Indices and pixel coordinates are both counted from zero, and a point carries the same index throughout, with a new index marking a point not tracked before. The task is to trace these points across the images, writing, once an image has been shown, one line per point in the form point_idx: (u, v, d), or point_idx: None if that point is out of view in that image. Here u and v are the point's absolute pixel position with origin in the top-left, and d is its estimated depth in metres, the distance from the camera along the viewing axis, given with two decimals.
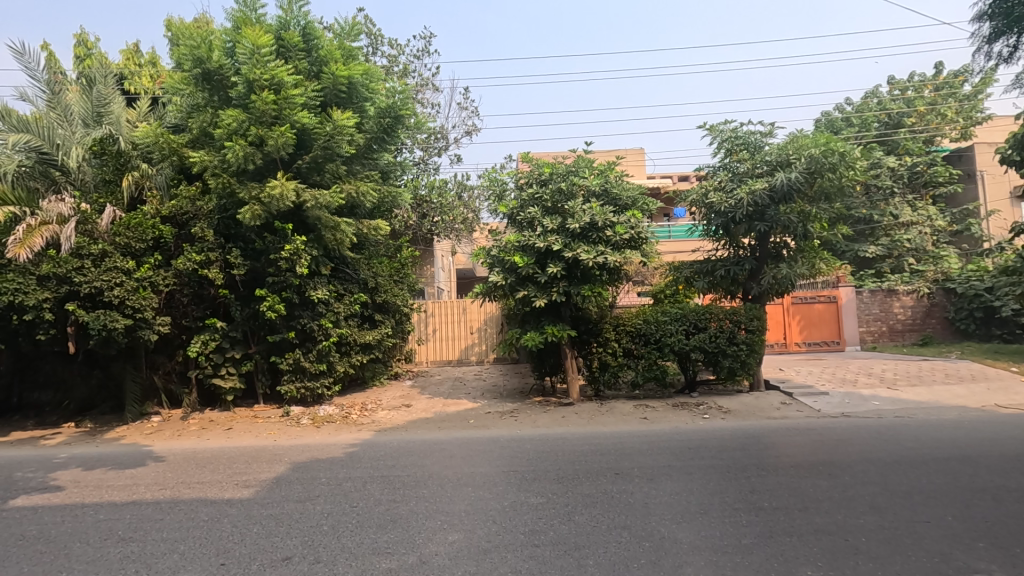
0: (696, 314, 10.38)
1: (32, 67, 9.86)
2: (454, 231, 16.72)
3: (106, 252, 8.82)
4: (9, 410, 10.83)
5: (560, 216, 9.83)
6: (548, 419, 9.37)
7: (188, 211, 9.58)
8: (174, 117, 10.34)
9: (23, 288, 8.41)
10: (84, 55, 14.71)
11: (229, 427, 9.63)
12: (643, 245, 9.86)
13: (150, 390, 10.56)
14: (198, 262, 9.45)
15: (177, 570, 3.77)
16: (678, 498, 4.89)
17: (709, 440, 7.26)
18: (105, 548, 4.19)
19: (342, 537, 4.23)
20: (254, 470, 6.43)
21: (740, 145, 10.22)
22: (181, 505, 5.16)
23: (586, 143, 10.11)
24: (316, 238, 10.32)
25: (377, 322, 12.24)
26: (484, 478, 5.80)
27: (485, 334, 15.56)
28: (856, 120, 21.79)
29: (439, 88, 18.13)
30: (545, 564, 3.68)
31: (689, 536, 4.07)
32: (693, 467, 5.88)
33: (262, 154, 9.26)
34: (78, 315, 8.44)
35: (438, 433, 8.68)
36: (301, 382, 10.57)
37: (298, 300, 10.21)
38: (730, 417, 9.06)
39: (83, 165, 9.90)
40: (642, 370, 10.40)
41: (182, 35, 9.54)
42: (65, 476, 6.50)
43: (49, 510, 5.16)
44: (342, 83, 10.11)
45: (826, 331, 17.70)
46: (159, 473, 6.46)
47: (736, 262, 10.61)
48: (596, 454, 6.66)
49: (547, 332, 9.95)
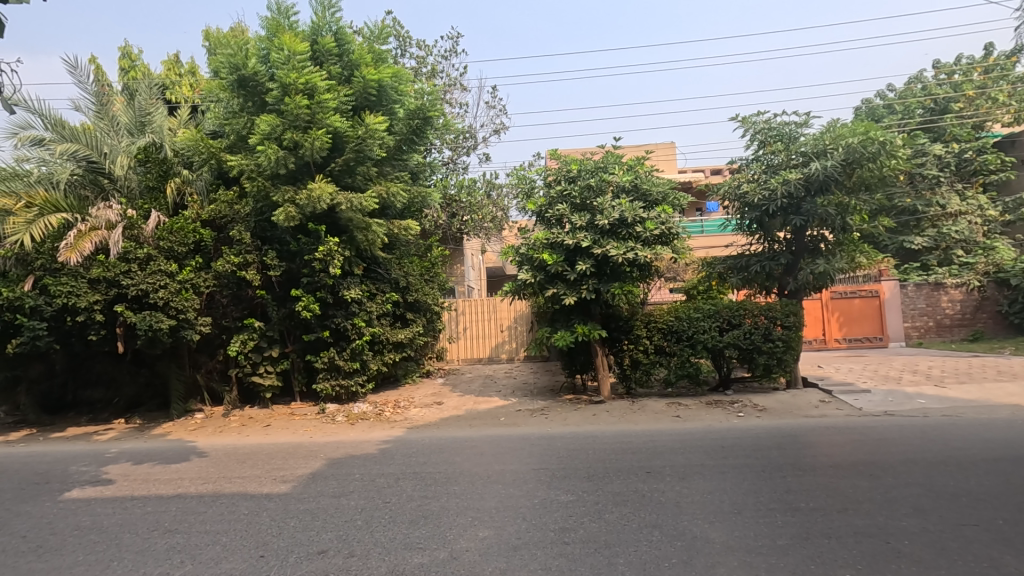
0: (730, 310, 10.17)
1: (83, 81, 10.34)
2: (483, 230, 16.78)
3: (151, 256, 9.19)
4: (64, 407, 11.45)
5: (589, 212, 9.77)
6: (579, 417, 9.35)
7: (226, 214, 9.98)
8: (213, 123, 10.72)
9: (75, 291, 8.84)
10: (129, 68, 15.36)
11: (267, 424, 9.93)
12: (673, 241, 9.75)
13: (193, 388, 10.98)
14: (236, 264, 9.79)
15: (219, 561, 3.92)
16: (711, 498, 4.81)
17: (743, 439, 7.11)
18: (153, 539, 4.38)
19: (375, 532, 4.32)
20: (291, 466, 6.62)
21: (774, 137, 9.94)
22: (222, 500, 5.35)
23: (615, 139, 9.97)
24: (348, 239, 10.54)
25: (408, 320, 12.38)
26: (515, 475, 5.82)
27: (516, 332, 15.58)
28: (898, 106, 21.09)
29: (467, 88, 18.23)
30: (574, 561, 3.68)
31: (721, 536, 4.01)
32: (727, 466, 5.78)
33: (296, 158, 9.51)
34: (126, 316, 8.84)
35: (469, 431, 8.76)
36: (336, 380, 10.83)
37: (332, 299, 10.47)
38: (766, 415, 8.85)
39: (129, 173, 10.32)
40: (675, 367, 10.29)
41: (219, 44, 9.86)
42: (117, 470, 6.84)
43: (102, 502, 5.42)
44: (373, 86, 10.28)
45: (868, 327, 17.14)
46: (202, 468, 6.73)
47: (771, 257, 10.35)
48: (627, 452, 6.61)
49: (577, 331, 9.95)
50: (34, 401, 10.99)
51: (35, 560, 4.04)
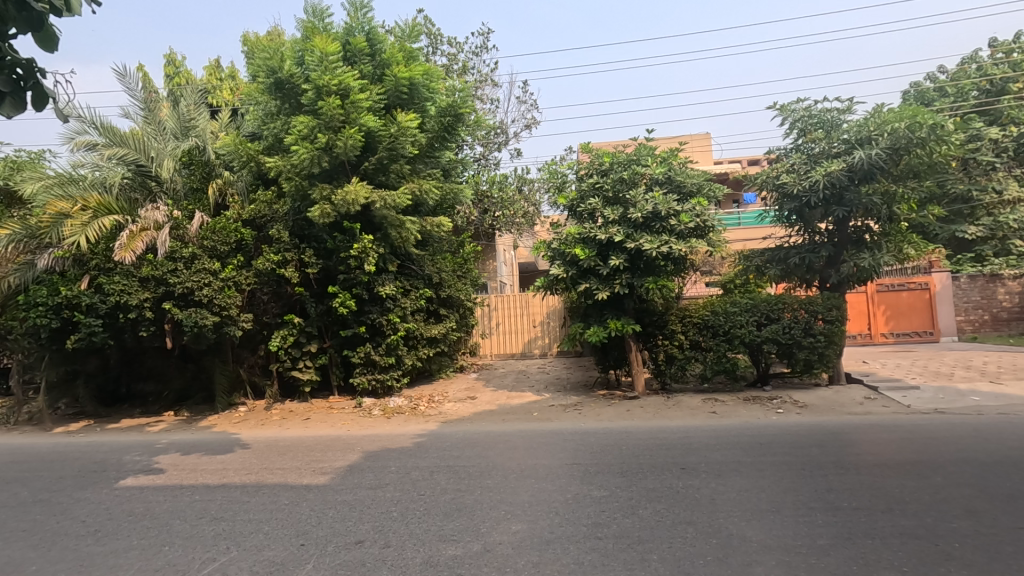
0: (769, 304, 9.89)
1: (132, 88, 10.78)
2: (515, 225, 16.80)
3: (195, 255, 9.57)
4: (119, 399, 12.08)
5: (622, 206, 9.66)
6: (613, 413, 9.29)
7: (266, 214, 10.34)
8: (251, 125, 11.04)
9: (126, 289, 9.27)
10: (173, 74, 15.97)
11: (307, 417, 10.22)
12: (709, 234, 9.60)
13: (237, 382, 11.37)
14: (276, 262, 10.12)
15: (262, 548, 4.07)
16: (748, 496, 4.71)
17: (783, 436, 6.92)
18: (200, 526, 4.57)
19: (410, 523, 4.41)
20: (329, 459, 6.79)
21: (815, 125, 9.63)
22: (265, 490, 5.54)
23: (647, 130, 9.81)
24: (382, 236, 10.73)
25: (442, 316, 12.49)
26: (548, 470, 5.83)
27: (549, 327, 15.53)
28: (951, 89, 20.07)
29: (498, 83, 18.23)
30: (607, 557, 3.67)
31: (759, 534, 3.93)
32: (764, 464, 5.66)
33: (330, 158, 9.70)
34: (174, 313, 9.23)
35: (502, 426, 8.80)
36: (372, 375, 11.06)
37: (367, 295, 10.70)
38: (807, 412, 8.60)
39: (174, 175, 10.76)
40: (711, 363, 10.07)
41: (257, 48, 10.15)
42: (166, 460, 7.16)
43: (153, 490, 5.70)
44: (404, 84, 10.40)
45: (917, 320, 16.42)
46: (245, 459, 6.98)
47: (812, 249, 10.00)
48: (661, 448, 6.53)
49: (610, 326, 9.87)
50: (91, 394, 11.58)
51: (94, 543, 4.28)
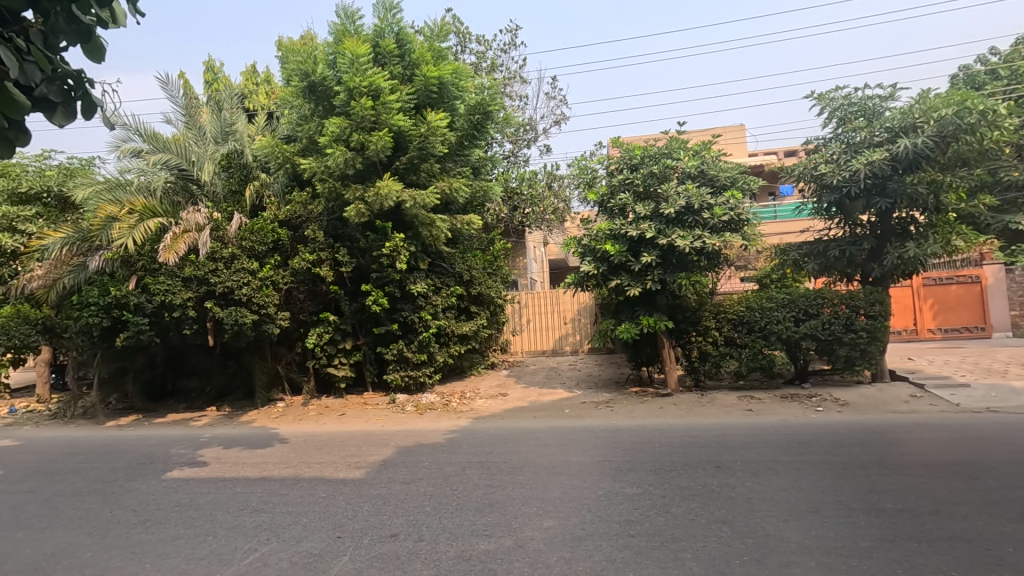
0: (807, 299, 9.62)
1: (174, 95, 11.18)
2: (545, 222, 16.76)
3: (235, 255, 9.90)
4: (165, 395, 12.58)
5: (653, 201, 9.52)
6: (645, 410, 9.18)
7: (301, 215, 10.58)
8: (286, 128, 11.29)
9: (171, 289, 9.65)
10: (212, 80, 16.50)
11: (342, 413, 10.45)
12: (743, 227, 9.40)
13: (275, 378, 11.69)
14: (311, 261, 10.39)
15: (301, 539, 4.19)
16: (785, 495, 4.60)
17: (822, 434, 6.73)
18: (242, 517, 4.73)
19: (442, 518, 4.46)
20: (364, 453, 6.93)
21: (855, 113, 9.32)
22: (303, 483, 5.70)
23: (679, 122, 9.65)
24: (414, 235, 10.87)
25: (473, 313, 12.58)
26: (579, 467, 5.81)
27: (580, 324, 15.46)
28: (1003, 71, 19.06)
29: (527, 80, 18.21)
30: (640, 554, 3.64)
31: (797, 535, 3.83)
32: (803, 463, 5.50)
33: (363, 158, 9.88)
34: (215, 312, 9.57)
35: (534, 422, 8.82)
36: (405, 371, 11.21)
37: (399, 293, 10.87)
38: (848, 410, 8.32)
39: (214, 178, 11.09)
40: (746, 360, 9.85)
41: (291, 52, 10.34)
42: (210, 453, 7.43)
43: (198, 482, 5.92)
44: (433, 84, 10.48)
45: (967, 315, 15.70)
46: (284, 454, 7.18)
47: (853, 242, 9.67)
48: (695, 446, 6.43)
49: (642, 323, 9.77)
50: (139, 389, 12.12)
51: (143, 532, 4.48)
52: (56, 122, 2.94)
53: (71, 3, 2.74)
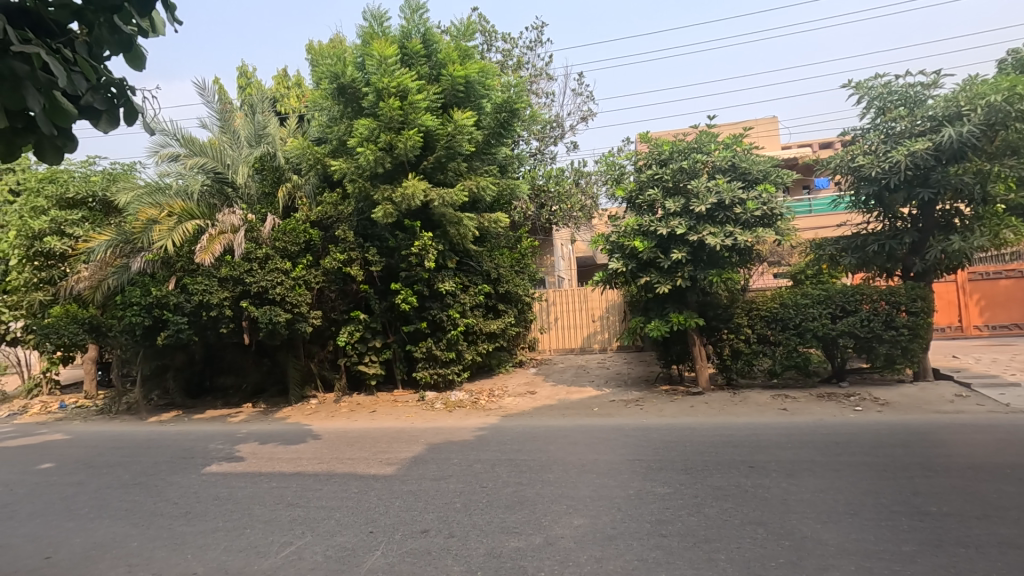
0: (844, 295, 9.32)
1: (210, 100, 11.50)
2: (572, 219, 16.68)
3: (269, 255, 10.15)
4: (204, 391, 12.98)
5: (683, 196, 9.36)
6: (675, 409, 9.05)
7: (332, 215, 10.76)
8: (317, 130, 11.48)
9: (208, 289, 9.94)
10: (246, 85, 16.93)
11: (373, 410, 10.61)
12: (776, 222, 9.20)
13: (308, 375, 11.95)
14: (342, 261, 10.56)
15: (335, 533, 4.27)
16: (823, 497, 4.47)
17: (862, 435, 6.52)
18: (278, 510, 4.85)
19: (473, 515, 4.48)
20: (395, 450, 7.02)
21: (895, 102, 9.01)
22: (336, 479, 5.81)
23: (709, 116, 9.47)
24: (441, 234, 10.96)
25: (500, 311, 12.62)
26: (609, 465, 5.77)
27: (608, 322, 15.34)
28: None
29: (553, 77, 18.15)
30: (672, 555, 3.59)
31: (836, 537, 3.73)
32: (841, 464, 5.35)
33: (392, 158, 10.00)
34: (251, 311, 9.84)
35: (562, 420, 8.80)
36: (434, 369, 11.30)
37: (428, 292, 10.97)
38: (888, 410, 8.04)
39: (248, 181, 11.39)
40: (781, 358, 9.61)
41: (320, 56, 10.49)
42: (246, 448, 7.64)
43: (236, 476, 6.10)
44: (460, 83, 10.53)
45: (1017, 311, 14.97)
46: (317, 449, 7.33)
47: (893, 236, 9.34)
48: (728, 445, 6.32)
49: (672, 320, 9.64)
50: (179, 386, 12.54)
51: (184, 524, 4.64)
52: (101, 129, 3.06)
53: (114, 13, 2.86)
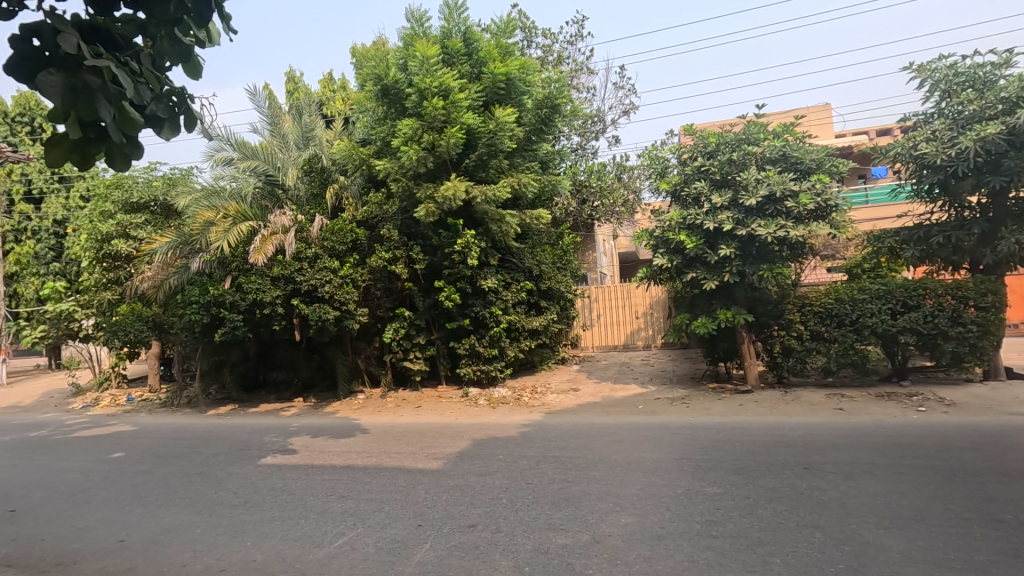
0: (906, 290, 8.84)
1: (261, 105, 11.88)
2: (615, 214, 16.47)
3: (318, 254, 10.47)
4: (257, 386, 13.53)
5: (731, 189, 9.09)
6: (723, 407, 8.83)
7: (377, 214, 10.94)
8: (362, 132, 11.74)
9: (261, 288, 10.33)
10: (294, 89, 17.46)
11: (419, 405, 10.80)
12: (831, 215, 8.86)
13: (356, 371, 12.26)
14: (387, 259, 10.76)
15: (385, 525, 4.38)
16: (885, 501, 4.27)
17: (927, 437, 6.17)
18: (330, 502, 5.01)
19: (519, 511, 4.50)
20: (441, 445, 7.13)
21: (962, 84, 8.47)
22: (384, 472, 5.95)
23: (758, 105, 9.15)
24: (484, 231, 11.02)
25: (543, 308, 12.61)
26: (656, 464, 5.68)
27: (652, 318, 15.10)
28: None
29: (594, 71, 17.93)
30: (724, 556, 3.51)
31: (900, 544, 3.55)
32: (904, 467, 5.08)
33: (434, 157, 10.11)
34: (301, 308, 10.18)
35: (607, 418, 8.72)
36: (477, 365, 11.40)
37: (471, 289, 11.06)
38: (955, 411, 7.59)
39: (297, 182, 11.76)
40: (835, 356, 9.22)
41: (363, 58, 10.70)
42: (298, 442, 7.92)
43: (290, 468, 6.33)
44: (501, 80, 10.52)
45: None
46: (366, 444, 7.52)
47: (960, 226, 8.80)
48: (780, 446, 6.11)
49: (720, 317, 9.39)
50: (235, 380, 13.11)
51: (243, 512, 4.85)
52: (163, 137, 3.22)
53: (174, 26, 3.03)
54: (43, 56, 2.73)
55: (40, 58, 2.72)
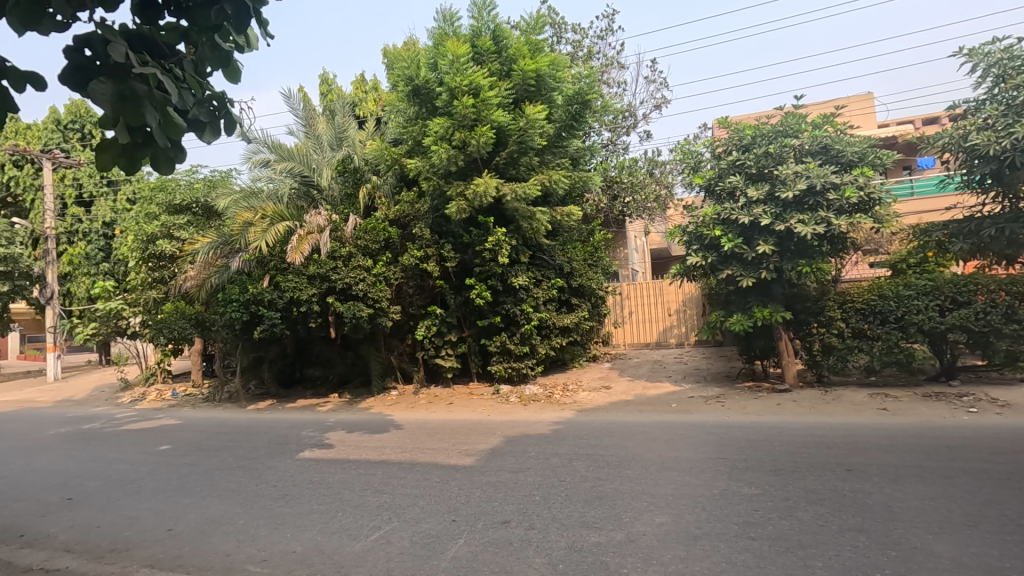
0: (955, 285, 8.48)
1: (296, 107, 12.13)
2: (647, 210, 16.24)
3: (352, 253, 10.67)
4: (294, 382, 13.89)
5: (768, 183, 8.86)
6: (760, 406, 8.62)
7: (409, 213, 11.06)
8: (393, 132, 11.88)
9: (298, 286, 10.60)
10: (327, 91, 17.80)
11: (451, 402, 10.90)
12: (874, 208, 8.57)
13: (389, 367, 12.45)
14: (419, 257, 10.87)
15: (419, 520, 4.43)
16: (934, 505, 4.10)
17: (979, 439, 5.90)
18: (366, 496, 5.10)
19: (552, 509, 4.50)
20: (473, 441, 7.17)
21: (1018, 68, 8.04)
22: (418, 468, 6.02)
23: (796, 96, 8.88)
24: (515, 228, 11.03)
25: (573, 305, 12.55)
26: (691, 463, 5.60)
27: (686, 315, 14.85)
28: None
29: (625, 65, 17.73)
30: (763, 559, 3.43)
31: (951, 550, 3.42)
32: (955, 470, 4.87)
33: (465, 155, 10.15)
34: (337, 306, 10.41)
35: (640, 416, 8.63)
36: (508, 362, 11.43)
37: (502, 286, 11.09)
38: (1010, 412, 7.25)
39: (332, 183, 12.00)
40: (879, 354, 8.88)
41: (394, 59, 10.80)
42: (334, 436, 8.09)
43: (327, 463, 6.47)
44: (531, 77, 10.47)
45: None
46: (400, 439, 7.63)
47: (1015, 219, 8.37)
48: (821, 446, 5.93)
49: (756, 315, 9.16)
50: (273, 376, 13.49)
51: (283, 505, 4.99)
52: (205, 140, 3.32)
53: (214, 33, 3.13)
54: (94, 65, 2.85)
55: (92, 68, 2.85)
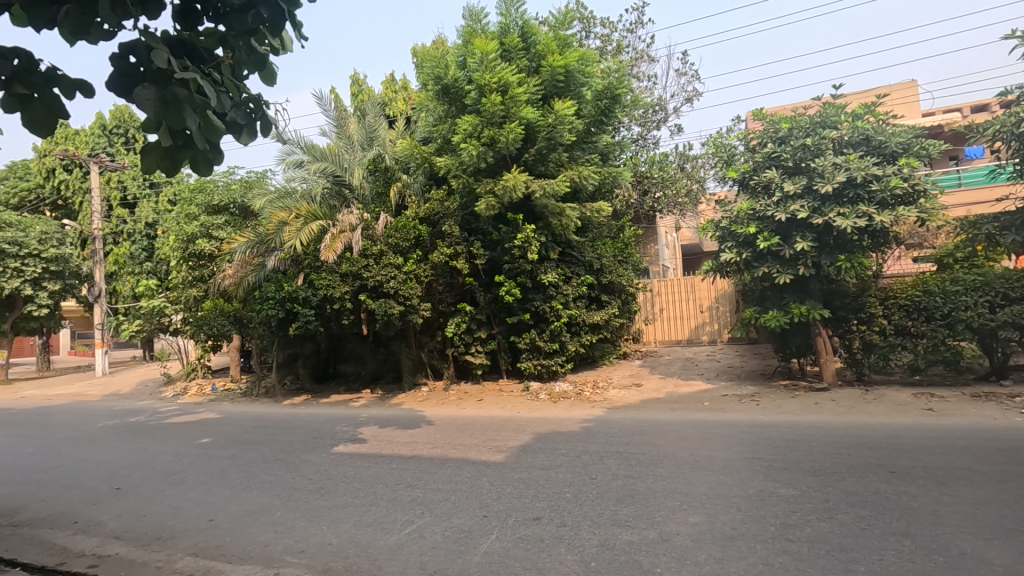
0: (1007, 281, 8.09)
1: (327, 109, 12.32)
2: (678, 205, 15.98)
3: (383, 251, 10.83)
4: (328, 377, 14.19)
5: (805, 176, 8.59)
6: (796, 405, 8.41)
7: (438, 211, 11.14)
8: (423, 130, 11.97)
9: (331, 284, 10.80)
10: (358, 92, 18.06)
11: (480, 399, 10.96)
12: (919, 200, 8.26)
13: (420, 364, 12.61)
14: (449, 254, 10.94)
15: (450, 515, 4.47)
16: (985, 510, 3.93)
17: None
18: (399, 491, 5.18)
19: (584, 506, 4.48)
20: (504, 438, 7.20)
21: None
22: (449, 463, 6.08)
23: (834, 85, 8.59)
24: (544, 225, 11.00)
25: (603, 302, 12.46)
26: (725, 462, 5.50)
27: (719, 312, 14.57)
28: None
29: (655, 58, 17.45)
30: (801, 561, 3.35)
31: (1004, 557, 3.27)
32: (1007, 475, 4.65)
33: (494, 152, 10.15)
34: (369, 303, 10.57)
35: (671, 415, 8.52)
36: (538, 359, 11.43)
37: (531, 283, 11.09)
38: None
39: (363, 182, 12.18)
40: (924, 352, 8.54)
41: (423, 58, 10.87)
42: (367, 432, 8.23)
43: (360, 457, 6.59)
44: (560, 72, 10.41)
45: None
46: (431, 435, 7.72)
47: None
48: (863, 447, 5.74)
49: (793, 311, 8.91)
50: (308, 372, 13.82)
51: (318, 497, 5.10)
52: (242, 141, 3.41)
53: (250, 36, 3.21)
54: (138, 71, 2.97)
55: (136, 74, 2.97)
